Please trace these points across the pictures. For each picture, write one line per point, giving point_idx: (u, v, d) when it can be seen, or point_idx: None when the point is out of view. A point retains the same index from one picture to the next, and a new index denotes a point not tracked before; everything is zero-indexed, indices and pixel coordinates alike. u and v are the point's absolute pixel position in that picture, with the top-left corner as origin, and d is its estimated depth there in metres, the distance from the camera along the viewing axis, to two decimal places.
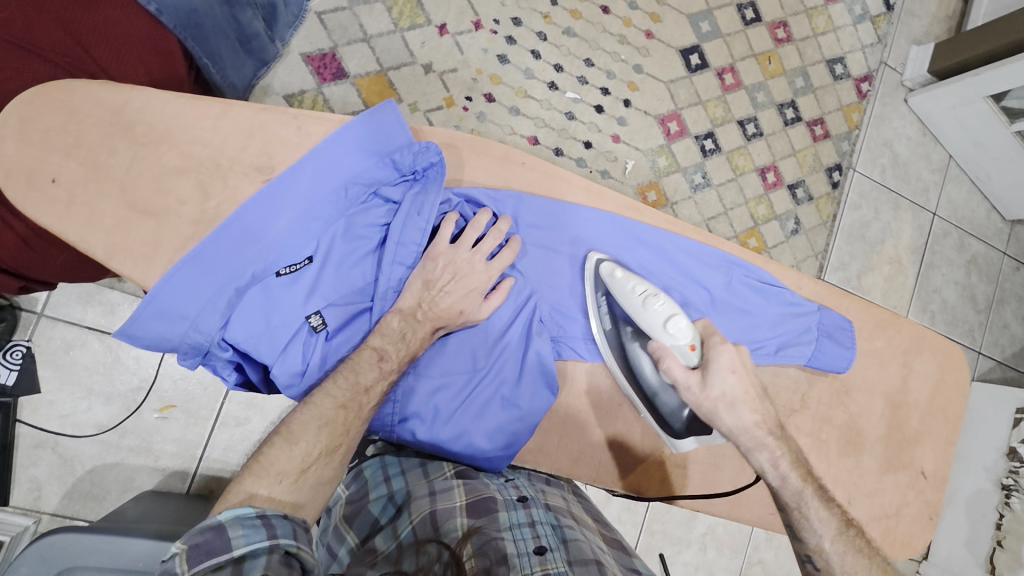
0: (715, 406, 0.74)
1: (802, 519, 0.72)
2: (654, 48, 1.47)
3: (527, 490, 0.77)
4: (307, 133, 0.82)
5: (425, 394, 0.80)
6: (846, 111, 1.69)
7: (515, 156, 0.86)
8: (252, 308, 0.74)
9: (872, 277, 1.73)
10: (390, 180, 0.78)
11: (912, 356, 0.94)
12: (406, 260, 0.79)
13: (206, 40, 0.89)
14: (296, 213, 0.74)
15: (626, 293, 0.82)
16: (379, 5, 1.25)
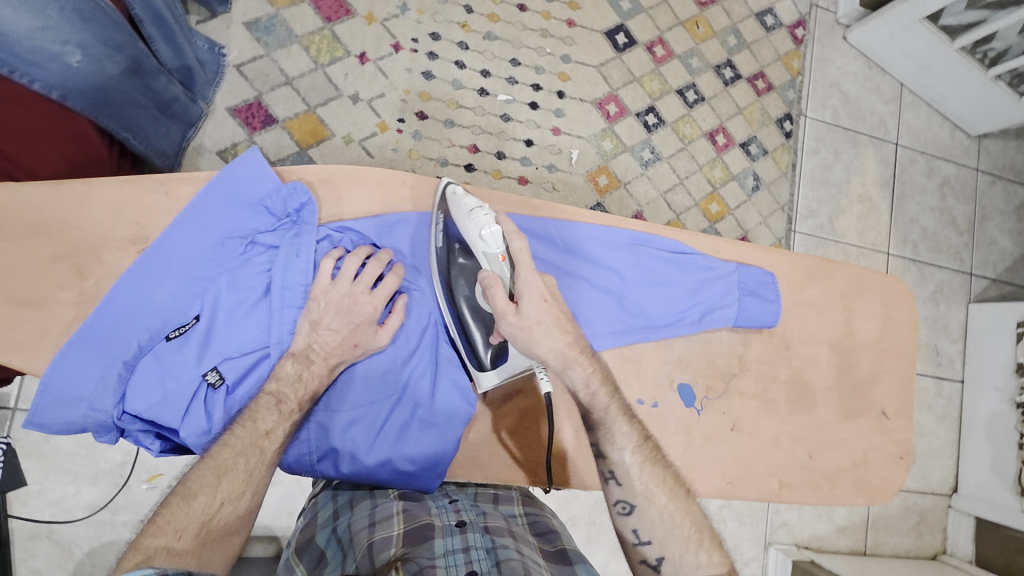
0: (529, 332, 0.72)
1: (606, 434, 0.74)
2: (579, 35, 1.48)
3: (469, 511, 0.75)
4: (177, 198, 0.74)
5: (340, 430, 0.75)
6: (785, 60, 1.68)
7: (396, 177, 0.79)
8: (147, 376, 0.67)
9: (844, 220, 1.71)
10: (267, 226, 0.72)
11: (852, 299, 0.88)
12: (294, 302, 0.71)
13: (122, 114, 0.92)
14: (176, 275, 0.69)
15: (459, 209, 0.76)
16: (295, 46, 1.27)
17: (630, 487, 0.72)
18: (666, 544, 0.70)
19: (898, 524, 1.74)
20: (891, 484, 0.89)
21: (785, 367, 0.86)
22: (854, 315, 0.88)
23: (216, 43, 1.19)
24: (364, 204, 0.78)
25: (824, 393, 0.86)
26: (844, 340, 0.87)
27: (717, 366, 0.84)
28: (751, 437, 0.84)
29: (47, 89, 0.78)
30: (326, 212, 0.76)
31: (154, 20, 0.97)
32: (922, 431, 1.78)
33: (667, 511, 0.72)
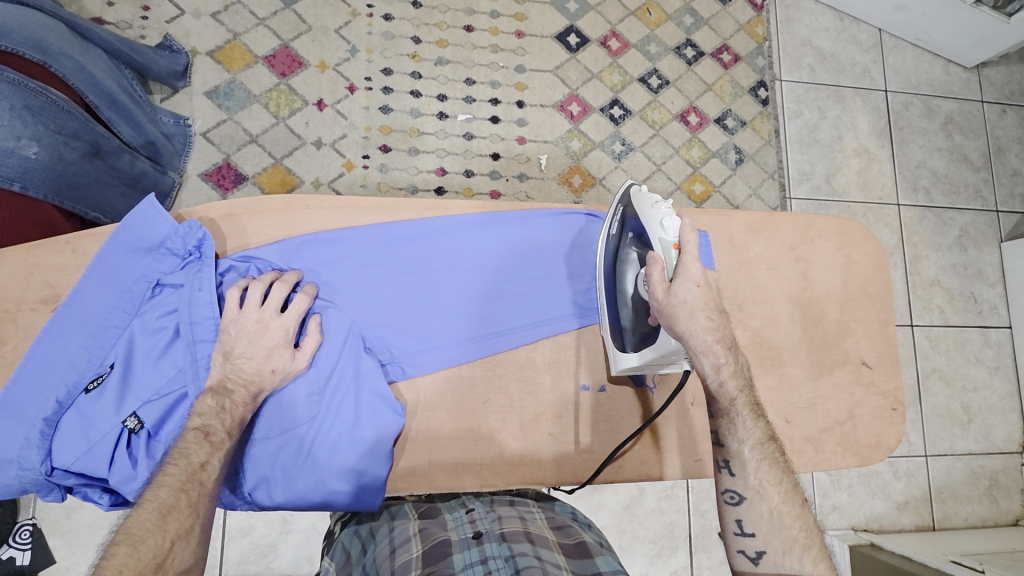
0: (673, 311, 0.68)
1: (729, 424, 0.68)
2: (529, 44, 1.49)
3: (484, 520, 0.72)
4: (84, 254, 0.74)
5: (265, 458, 0.71)
6: (748, 28, 1.64)
7: (297, 202, 0.76)
8: (69, 432, 0.67)
9: (843, 177, 1.63)
10: (172, 267, 0.71)
11: (802, 248, 0.84)
12: (207, 337, 0.70)
13: (86, 196, 0.97)
14: (86, 329, 0.69)
15: (644, 199, 0.76)
16: (255, 105, 1.33)
17: (745, 480, 0.67)
18: (772, 541, 0.65)
19: (968, 492, 1.58)
20: (887, 440, 0.82)
21: (742, 330, 0.81)
22: (811, 265, 0.84)
23: (181, 116, 1.27)
24: (268, 233, 0.75)
25: (792, 352, 0.82)
26: (801, 291, 0.84)
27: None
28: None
29: (8, 181, 0.83)
30: (233, 246, 0.75)
31: (111, 104, 1.04)
32: (975, 387, 1.62)
33: (778, 510, 0.65)
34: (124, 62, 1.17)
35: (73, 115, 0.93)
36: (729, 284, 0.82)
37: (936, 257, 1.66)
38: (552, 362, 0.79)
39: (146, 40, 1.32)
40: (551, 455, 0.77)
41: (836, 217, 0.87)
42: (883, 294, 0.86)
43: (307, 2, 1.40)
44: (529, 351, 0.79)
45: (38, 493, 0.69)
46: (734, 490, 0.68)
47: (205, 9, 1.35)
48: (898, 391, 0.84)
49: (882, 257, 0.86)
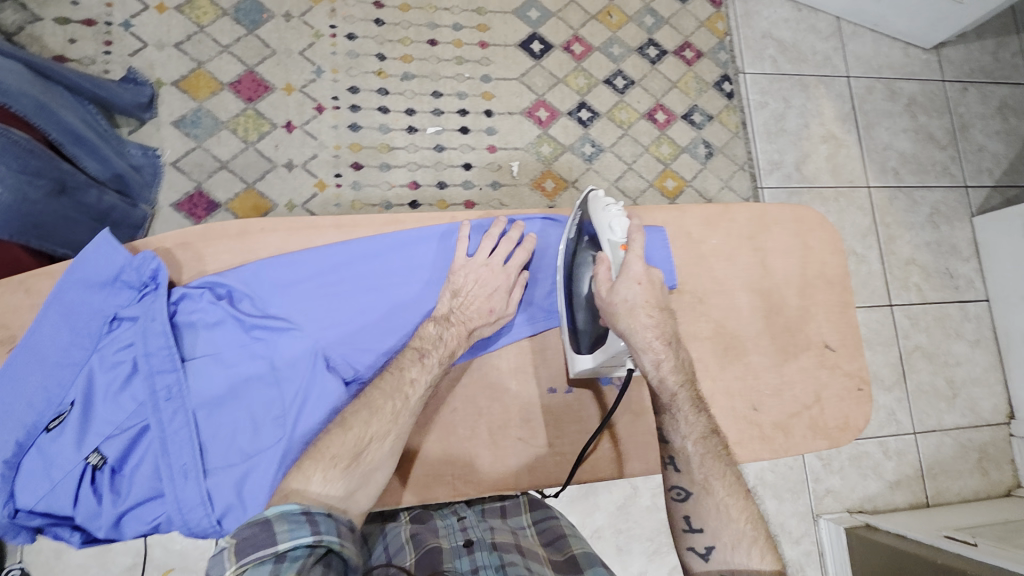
0: (614, 310, 0.72)
1: (671, 419, 0.71)
2: (494, 53, 1.51)
3: (477, 529, 0.75)
4: (38, 293, 0.75)
5: (232, 486, 0.68)
6: (708, 25, 1.67)
7: (253, 227, 0.79)
8: (32, 473, 0.68)
9: (812, 164, 1.65)
10: (129, 300, 0.72)
11: (759, 237, 0.87)
12: (164, 367, 0.70)
13: (53, 233, 0.98)
14: (43, 368, 0.69)
15: (598, 204, 0.80)
16: (223, 131, 1.34)
17: (690, 476, 0.69)
18: (720, 536, 0.66)
19: (958, 467, 1.59)
20: (855, 420, 0.84)
21: (704, 322, 0.83)
22: (768, 254, 0.87)
23: (149, 146, 1.28)
24: (227, 259, 0.77)
25: (757, 340, 0.84)
26: (761, 279, 0.86)
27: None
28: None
29: None
30: (189, 274, 0.77)
31: (75, 140, 1.05)
32: (957, 361, 1.64)
33: (725, 503, 0.68)
34: (87, 98, 1.17)
35: (34, 156, 0.92)
36: (689, 278, 0.84)
37: (909, 236, 1.68)
38: (517, 367, 0.82)
39: (110, 74, 1.32)
40: (522, 462, 0.79)
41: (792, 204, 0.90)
42: (842, 277, 0.89)
43: (270, 26, 1.41)
44: (494, 358, 0.82)
45: (8, 534, 0.69)
46: (680, 486, 0.70)
47: (168, 40, 1.35)
48: (862, 371, 0.86)
49: (838, 241, 0.89)
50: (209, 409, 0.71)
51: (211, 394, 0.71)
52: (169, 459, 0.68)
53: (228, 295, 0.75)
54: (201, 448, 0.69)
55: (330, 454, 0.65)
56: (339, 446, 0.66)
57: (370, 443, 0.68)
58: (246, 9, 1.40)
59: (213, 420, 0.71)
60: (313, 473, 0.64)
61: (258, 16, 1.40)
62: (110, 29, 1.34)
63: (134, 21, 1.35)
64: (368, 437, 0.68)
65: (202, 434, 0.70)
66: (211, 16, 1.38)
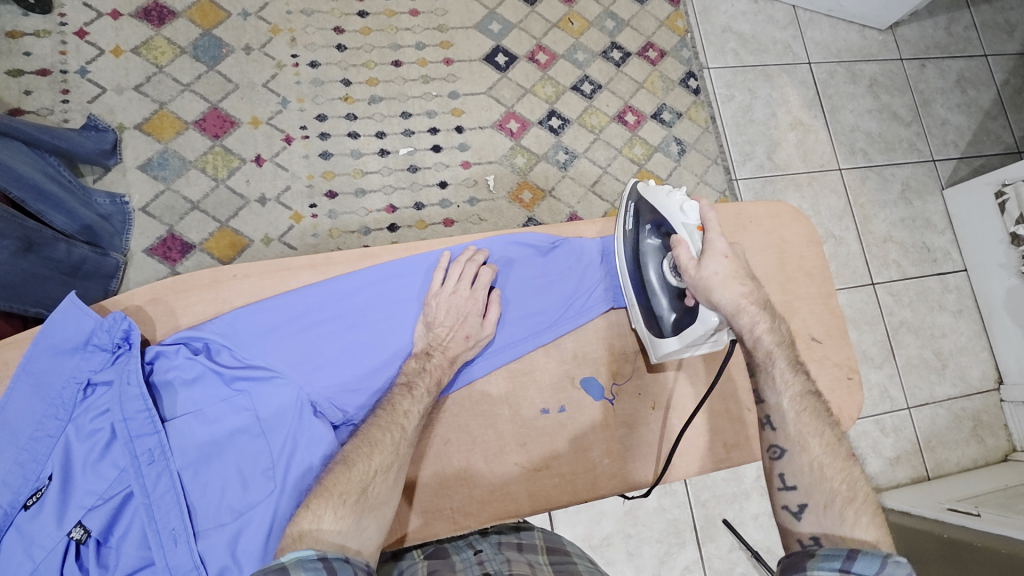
0: (707, 284, 0.74)
1: (768, 377, 0.74)
2: (459, 69, 1.51)
3: (493, 561, 0.72)
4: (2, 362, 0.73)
5: (224, 546, 0.67)
6: (669, 23, 1.68)
7: (224, 275, 0.77)
8: (14, 552, 0.66)
9: (783, 151, 1.67)
10: (102, 365, 0.70)
11: (734, 236, 0.88)
12: (145, 432, 0.69)
13: (23, 293, 0.95)
14: (15, 445, 0.67)
15: (656, 192, 0.81)
16: (192, 171, 1.31)
17: (783, 431, 0.72)
18: (814, 493, 0.68)
19: (955, 437, 1.61)
20: (849, 410, 0.85)
21: None
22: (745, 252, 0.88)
23: (115, 193, 1.24)
24: (200, 310, 0.76)
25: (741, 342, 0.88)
26: None
27: (616, 350, 0.85)
28: (676, 410, 0.84)
29: None
30: (162, 329, 0.75)
31: (38, 195, 1.02)
32: (943, 332, 1.67)
33: (819, 462, 0.70)
34: (49, 150, 1.15)
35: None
36: None
37: (884, 214, 1.71)
38: (508, 392, 0.81)
39: (70, 123, 1.29)
40: (520, 484, 0.79)
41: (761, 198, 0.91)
42: (822, 269, 0.90)
43: (231, 60, 1.39)
44: (484, 385, 0.81)
45: None
46: (775, 444, 0.72)
47: (127, 83, 1.33)
48: (850, 360, 0.87)
49: (811, 231, 0.90)
50: (195, 468, 0.70)
51: (196, 452, 0.70)
52: (155, 524, 0.67)
53: (202, 348, 0.73)
54: (188, 509, 0.68)
55: (336, 492, 0.64)
56: (345, 483, 0.65)
57: (374, 477, 0.67)
58: (204, 45, 1.38)
59: (199, 479, 0.69)
60: (323, 512, 0.63)
61: (217, 51, 1.39)
62: (66, 77, 1.31)
63: (91, 67, 1.33)
64: (371, 471, 0.67)
65: (188, 495, 0.68)
66: (170, 55, 1.36)
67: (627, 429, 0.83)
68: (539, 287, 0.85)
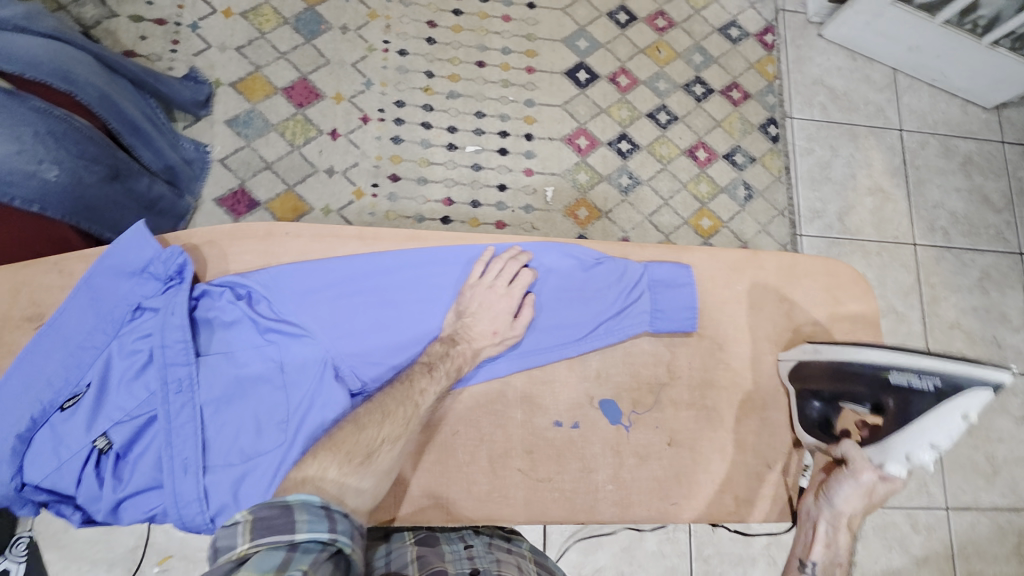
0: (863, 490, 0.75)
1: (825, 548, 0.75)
2: (540, 79, 1.53)
3: (483, 559, 0.71)
4: (69, 274, 0.80)
5: (227, 485, 0.70)
6: (758, 67, 1.66)
7: (279, 229, 0.81)
8: (43, 449, 0.71)
9: (856, 216, 1.60)
10: (153, 292, 0.75)
11: (787, 288, 0.87)
12: (179, 362, 0.72)
13: (102, 216, 1.02)
14: (64, 349, 0.72)
15: (939, 424, 0.71)
16: (272, 134, 1.38)
17: None
18: None
19: (994, 550, 1.49)
20: None
21: (723, 370, 0.85)
22: (796, 305, 0.87)
23: (200, 142, 1.34)
24: (251, 260, 0.80)
25: (771, 395, 0.86)
26: (787, 332, 0.87)
27: (641, 379, 0.84)
28: (691, 452, 0.83)
29: (27, 203, 0.89)
30: (213, 271, 0.79)
31: (132, 130, 1.12)
32: (999, 436, 1.55)
33: None
34: (150, 93, 1.25)
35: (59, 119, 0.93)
36: (709, 322, 0.86)
37: (956, 299, 1.60)
38: (525, 395, 0.82)
39: (173, 71, 1.38)
40: (519, 489, 0.79)
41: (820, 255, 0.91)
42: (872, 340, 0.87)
43: (327, 37, 1.46)
44: (503, 384, 0.82)
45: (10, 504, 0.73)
46: None
47: (230, 43, 1.42)
48: None
49: (871, 298, 0.88)
50: (217, 406, 0.73)
51: (220, 391, 0.73)
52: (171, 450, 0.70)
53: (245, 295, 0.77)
54: (203, 444, 0.71)
55: (344, 450, 0.65)
56: (352, 443, 0.66)
57: (381, 445, 0.68)
58: (306, 20, 1.46)
59: (217, 418, 0.72)
60: (329, 465, 0.64)
61: (316, 27, 1.46)
62: (178, 30, 1.41)
63: (202, 23, 1.42)
64: (379, 438, 0.68)
65: (206, 430, 0.72)
66: (273, 24, 1.45)
67: (637, 460, 0.82)
68: (575, 296, 0.82)
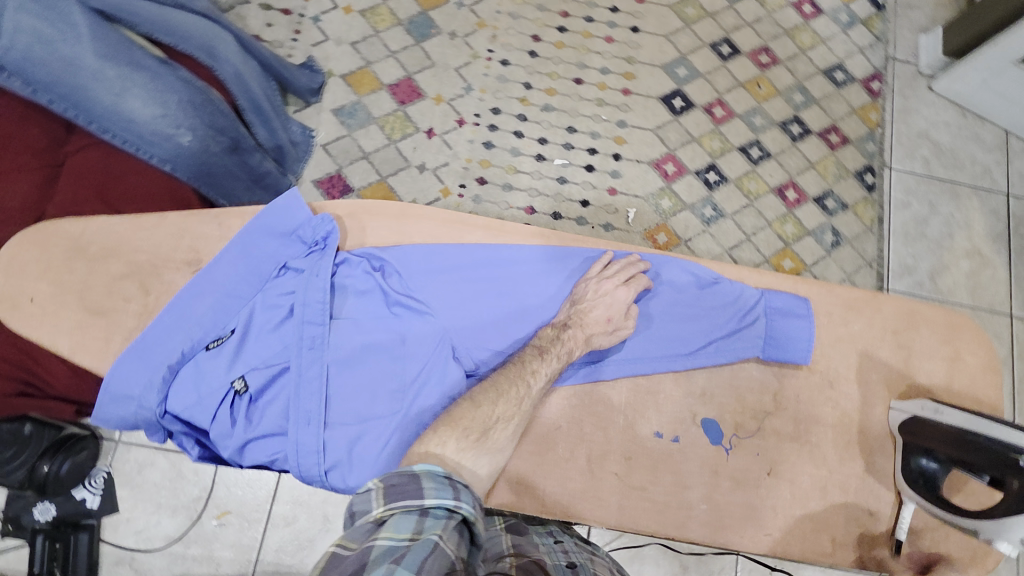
0: None
1: None
2: (635, 101, 1.54)
3: (577, 555, 0.75)
4: (228, 228, 0.85)
5: (345, 442, 0.74)
6: (861, 113, 1.61)
7: (414, 211, 0.86)
8: (187, 382, 0.76)
9: (951, 277, 1.52)
10: (298, 254, 0.81)
11: (904, 334, 0.85)
12: (315, 320, 0.77)
13: (219, 183, 1.09)
14: (215, 295, 0.78)
15: None
16: (373, 126, 1.45)
17: None
18: None
19: None
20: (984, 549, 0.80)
21: (830, 408, 0.83)
22: (911, 353, 0.84)
23: (307, 127, 1.40)
24: (384, 236, 0.85)
25: (878, 441, 0.82)
26: (899, 380, 0.83)
27: (745, 404, 0.83)
28: (789, 483, 0.80)
29: (162, 161, 1.00)
30: (351, 242, 0.84)
31: (254, 109, 1.19)
32: None
33: None
34: (272, 76, 1.33)
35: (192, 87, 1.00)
36: (822, 358, 0.84)
37: None
38: (628, 403, 0.82)
39: (292, 59, 1.48)
40: (613, 495, 0.79)
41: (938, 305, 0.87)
42: (992, 400, 0.84)
43: (436, 41, 1.52)
44: (606, 388, 0.82)
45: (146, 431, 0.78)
46: None
47: (346, 37, 1.50)
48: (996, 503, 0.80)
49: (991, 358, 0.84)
50: (342, 366, 0.77)
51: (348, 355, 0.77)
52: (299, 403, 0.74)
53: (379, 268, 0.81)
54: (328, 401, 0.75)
55: (461, 425, 0.66)
56: (470, 419, 0.67)
57: (495, 423, 0.69)
58: (419, 23, 1.53)
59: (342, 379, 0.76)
60: (448, 439, 0.65)
61: (427, 30, 1.53)
62: (301, 21, 1.50)
63: (323, 17, 1.51)
64: (493, 417, 0.69)
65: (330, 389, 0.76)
66: (388, 24, 1.52)
67: (736, 483, 0.80)
68: (690, 313, 0.81)
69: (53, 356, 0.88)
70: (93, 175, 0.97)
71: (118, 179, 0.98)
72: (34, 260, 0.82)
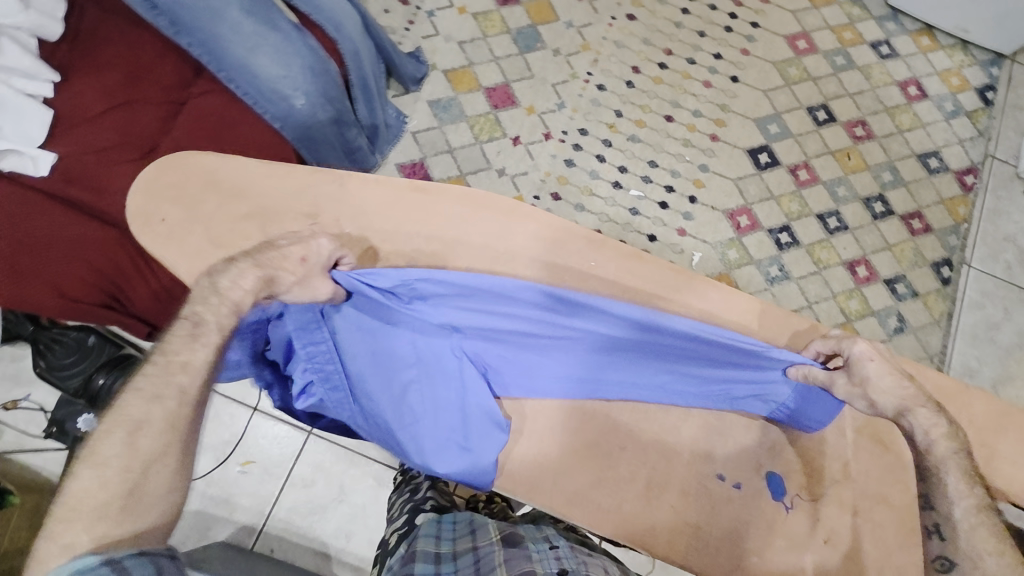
0: None
1: None
2: (720, 149, 1.54)
3: (570, 561, 0.72)
4: (349, 190, 0.86)
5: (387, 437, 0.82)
6: (949, 204, 1.57)
7: (522, 210, 0.87)
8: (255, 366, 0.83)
9: (1015, 388, 1.44)
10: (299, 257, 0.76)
11: (974, 436, 0.82)
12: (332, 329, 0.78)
13: (317, 148, 1.14)
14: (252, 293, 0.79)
15: None
16: (463, 124, 1.49)
17: None
18: None
19: None
20: None
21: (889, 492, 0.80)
22: (978, 457, 0.81)
23: (402, 113, 1.46)
24: (492, 227, 0.86)
25: None
26: None
27: (801, 471, 0.81)
28: (831, 561, 0.78)
29: (272, 119, 1.04)
30: (456, 225, 0.86)
31: (362, 87, 1.23)
32: None
33: None
34: (383, 59, 1.39)
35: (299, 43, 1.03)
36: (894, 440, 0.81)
37: None
38: (694, 441, 0.82)
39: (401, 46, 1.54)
40: (666, 528, 0.79)
41: (1014, 414, 0.85)
42: None
43: (539, 54, 1.56)
44: (660, 423, 0.82)
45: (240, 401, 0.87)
46: None
47: (456, 36, 1.56)
48: None
49: None
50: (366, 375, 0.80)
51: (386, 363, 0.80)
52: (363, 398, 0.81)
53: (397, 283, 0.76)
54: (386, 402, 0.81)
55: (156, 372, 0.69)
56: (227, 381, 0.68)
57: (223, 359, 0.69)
58: (526, 35, 1.58)
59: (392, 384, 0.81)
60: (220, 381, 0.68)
61: (532, 43, 1.57)
62: (417, 13, 1.57)
63: (438, 13, 1.57)
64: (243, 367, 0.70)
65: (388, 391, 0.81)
66: (497, 30, 1.57)
67: (788, 544, 0.79)
68: (722, 364, 0.78)
69: (144, 280, 0.95)
70: (210, 119, 1.01)
71: (231, 127, 1.02)
72: (169, 185, 0.86)
